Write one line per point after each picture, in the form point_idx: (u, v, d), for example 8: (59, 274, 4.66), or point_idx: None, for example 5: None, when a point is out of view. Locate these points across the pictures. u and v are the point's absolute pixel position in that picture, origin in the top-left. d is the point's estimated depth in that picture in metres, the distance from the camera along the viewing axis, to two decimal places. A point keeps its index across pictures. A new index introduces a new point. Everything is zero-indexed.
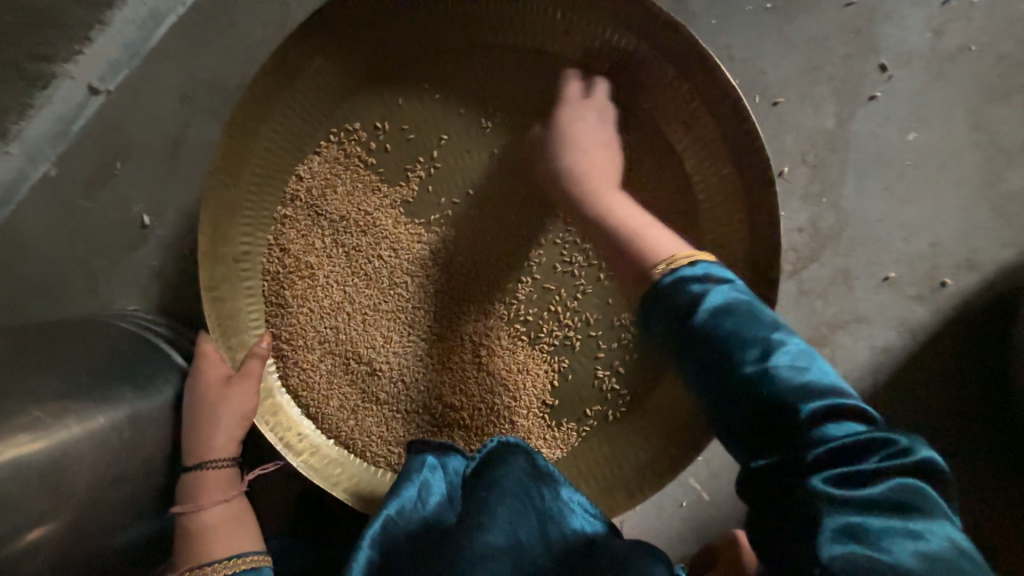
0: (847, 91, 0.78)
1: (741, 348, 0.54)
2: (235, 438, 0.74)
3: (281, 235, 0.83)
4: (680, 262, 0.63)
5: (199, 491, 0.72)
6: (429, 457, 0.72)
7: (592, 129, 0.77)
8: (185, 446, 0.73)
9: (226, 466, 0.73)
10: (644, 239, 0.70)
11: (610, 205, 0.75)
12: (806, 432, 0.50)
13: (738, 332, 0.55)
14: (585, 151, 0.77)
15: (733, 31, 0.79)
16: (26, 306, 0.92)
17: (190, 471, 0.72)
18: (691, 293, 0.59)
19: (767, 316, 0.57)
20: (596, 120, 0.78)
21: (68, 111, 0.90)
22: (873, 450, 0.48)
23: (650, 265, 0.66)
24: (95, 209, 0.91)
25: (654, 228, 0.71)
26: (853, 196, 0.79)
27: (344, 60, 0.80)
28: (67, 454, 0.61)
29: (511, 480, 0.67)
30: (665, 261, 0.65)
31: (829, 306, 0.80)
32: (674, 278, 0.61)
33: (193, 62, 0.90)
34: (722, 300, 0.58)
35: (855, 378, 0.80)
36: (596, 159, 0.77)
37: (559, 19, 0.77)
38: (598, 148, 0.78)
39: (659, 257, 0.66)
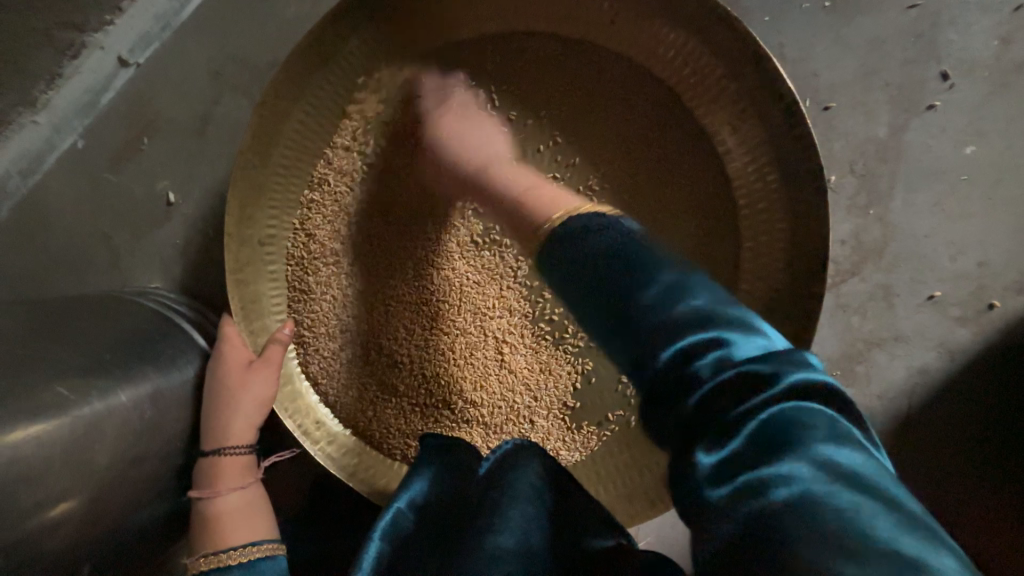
0: (904, 99, 0.74)
1: (636, 284, 0.49)
2: (255, 426, 0.74)
3: (307, 220, 0.81)
4: (574, 215, 0.59)
5: (215, 477, 0.71)
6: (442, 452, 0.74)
7: (473, 125, 0.78)
8: (203, 430, 0.72)
9: (244, 453, 0.73)
10: (538, 199, 0.65)
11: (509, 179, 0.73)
12: (685, 379, 0.42)
13: (617, 273, 0.50)
14: (464, 142, 0.77)
15: (787, 30, 0.75)
16: (49, 278, 0.92)
17: (207, 456, 0.72)
18: (587, 232, 0.55)
19: (652, 256, 0.51)
20: (478, 112, 0.79)
21: (97, 83, 0.89)
22: (742, 385, 0.40)
23: (540, 220, 0.61)
24: (120, 184, 0.91)
25: (550, 188, 0.68)
26: (901, 209, 0.76)
27: (379, 43, 0.78)
28: (82, 434, 0.59)
29: (528, 483, 0.65)
30: (552, 215, 0.60)
31: (867, 323, 0.77)
32: (578, 222, 0.57)
33: (224, 37, 0.88)
34: (609, 244, 0.53)
35: (888, 398, 0.78)
36: (492, 155, 0.77)
37: (606, 10, 0.74)
38: (488, 142, 0.78)
39: (549, 214, 0.61)
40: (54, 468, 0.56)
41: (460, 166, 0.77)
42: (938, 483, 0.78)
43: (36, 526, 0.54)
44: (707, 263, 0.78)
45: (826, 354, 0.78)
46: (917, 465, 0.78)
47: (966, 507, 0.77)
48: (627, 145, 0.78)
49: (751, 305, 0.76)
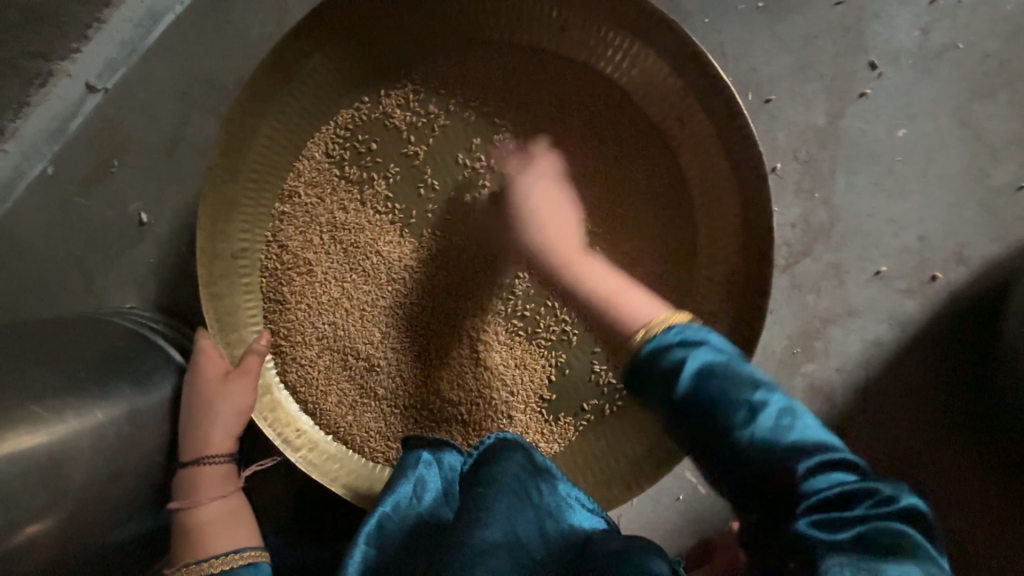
0: (837, 88, 0.80)
1: (754, 411, 0.56)
2: (233, 436, 0.75)
3: (279, 231, 0.83)
4: (660, 326, 0.64)
5: (195, 487, 0.72)
6: (424, 454, 0.74)
7: (542, 197, 0.80)
8: (182, 442, 0.74)
9: (223, 462, 0.74)
10: (627, 306, 0.70)
11: (587, 274, 0.76)
12: (801, 478, 0.53)
13: (733, 394, 0.57)
14: (537, 215, 0.79)
15: (726, 29, 0.80)
16: (23, 304, 0.92)
17: (187, 467, 0.73)
18: (675, 366, 0.60)
19: (747, 373, 0.59)
20: (537, 178, 0.81)
21: (64, 109, 0.90)
22: (861, 496, 0.51)
23: (632, 329, 0.66)
24: (92, 207, 0.92)
25: (632, 292, 0.72)
26: (844, 191, 0.80)
27: (341, 58, 0.81)
28: (30, 465, 0.58)
29: (510, 474, 0.67)
30: (645, 325, 0.65)
31: (822, 300, 0.81)
32: (665, 338, 0.62)
33: (191, 60, 0.90)
34: (703, 365, 0.59)
35: (847, 371, 0.82)
36: (561, 234, 0.79)
37: (555, 18, 0.78)
38: (553, 210, 0.80)
39: (639, 322, 0.66)
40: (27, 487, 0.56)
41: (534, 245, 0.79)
42: (901, 450, 0.81)
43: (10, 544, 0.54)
44: (667, 252, 0.81)
45: (785, 333, 0.82)
46: (880, 432, 0.81)
47: (928, 472, 0.81)
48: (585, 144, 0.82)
49: (712, 290, 0.80)
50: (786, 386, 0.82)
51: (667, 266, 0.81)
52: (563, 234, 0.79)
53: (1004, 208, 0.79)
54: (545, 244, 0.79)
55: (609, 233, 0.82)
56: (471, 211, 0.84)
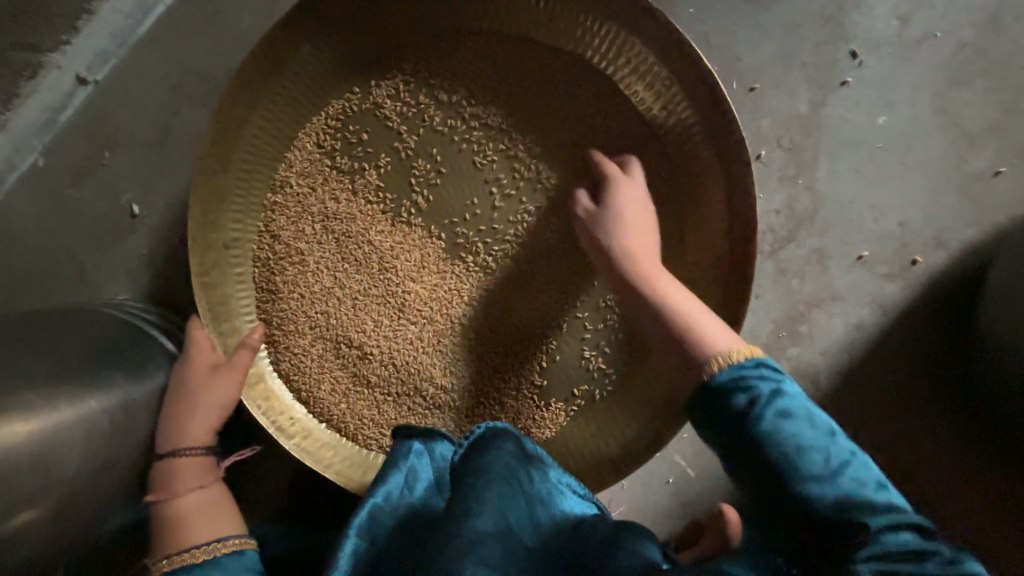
0: (819, 77, 0.81)
1: (823, 459, 0.54)
2: (212, 428, 0.76)
3: (271, 221, 0.84)
4: (732, 358, 0.60)
5: (173, 478, 0.72)
6: (415, 444, 0.73)
7: (633, 207, 0.77)
8: (162, 432, 0.74)
9: (201, 453, 0.74)
10: (700, 331, 0.65)
11: (661, 285, 0.72)
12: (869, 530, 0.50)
13: (802, 438, 0.56)
14: (621, 223, 0.77)
15: (710, 20, 0.82)
16: (14, 297, 0.92)
17: (165, 458, 0.73)
18: (749, 402, 0.57)
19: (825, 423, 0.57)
20: (636, 191, 0.78)
21: (55, 102, 0.90)
22: (925, 553, 0.49)
23: (703, 356, 0.63)
24: (84, 199, 0.92)
25: (706, 316, 0.68)
26: (826, 178, 0.82)
27: (332, 49, 0.81)
28: (17, 452, 0.57)
29: (500, 464, 0.68)
30: (718, 354, 0.61)
31: (806, 285, 0.83)
32: (739, 374, 0.59)
33: (182, 52, 0.91)
34: (782, 408, 0.57)
35: (831, 354, 0.83)
36: (640, 245, 0.76)
37: (543, 9, 0.79)
38: (643, 225, 0.78)
39: (710, 348, 0.63)
40: (20, 470, 0.57)
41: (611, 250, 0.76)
42: (884, 431, 0.83)
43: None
44: None
45: (770, 318, 0.84)
46: (864, 414, 0.83)
47: (911, 452, 0.83)
48: (575, 135, 0.83)
49: (698, 275, 0.81)
50: None
51: None
52: (637, 239, 0.77)
53: (981, 193, 0.81)
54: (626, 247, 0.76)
55: None
56: (462, 200, 0.85)
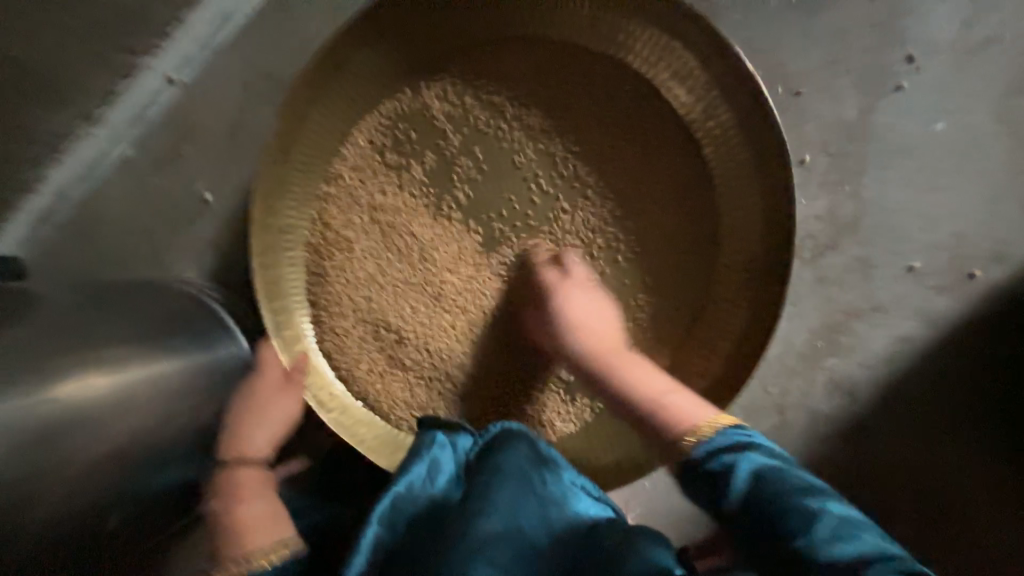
0: (869, 82, 0.80)
1: (805, 520, 0.53)
2: (272, 440, 0.84)
3: (324, 211, 0.91)
4: (704, 433, 0.64)
5: (235, 487, 0.78)
6: (438, 435, 0.74)
7: (582, 303, 0.82)
8: (224, 443, 0.82)
9: (260, 465, 0.82)
10: (673, 408, 0.69)
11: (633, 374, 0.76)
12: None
13: (778, 499, 0.55)
14: (575, 324, 0.81)
15: (756, 25, 0.81)
16: (101, 270, 1.04)
17: (227, 468, 0.80)
18: (726, 474, 0.59)
19: (800, 480, 0.56)
20: (580, 284, 0.84)
21: (145, 100, 1.02)
22: None
23: (676, 435, 0.66)
24: (162, 186, 1.03)
25: (683, 392, 0.71)
26: (873, 185, 0.80)
27: (386, 51, 0.86)
28: (95, 403, 0.65)
29: (514, 467, 0.69)
30: (688, 432, 0.65)
31: (847, 294, 0.82)
32: (713, 448, 0.62)
33: (254, 55, 1.00)
34: (755, 470, 0.58)
35: (871, 366, 0.82)
36: (603, 332, 0.82)
37: (587, 13, 0.82)
38: (595, 314, 0.83)
39: (685, 426, 0.66)
40: (102, 416, 0.65)
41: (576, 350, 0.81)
42: (924, 447, 0.82)
43: (82, 467, 0.62)
44: (691, 238, 0.84)
45: (808, 326, 0.82)
46: (904, 429, 0.82)
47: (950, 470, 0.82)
48: (613, 137, 0.85)
49: (731, 279, 0.82)
50: (807, 379, 0.83)
51: (690, 254, 0.84)
52: (599, 330, 0.82)
53: None
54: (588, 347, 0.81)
55: (629, 222, 0.86)
56: (500, 195, 0.88)
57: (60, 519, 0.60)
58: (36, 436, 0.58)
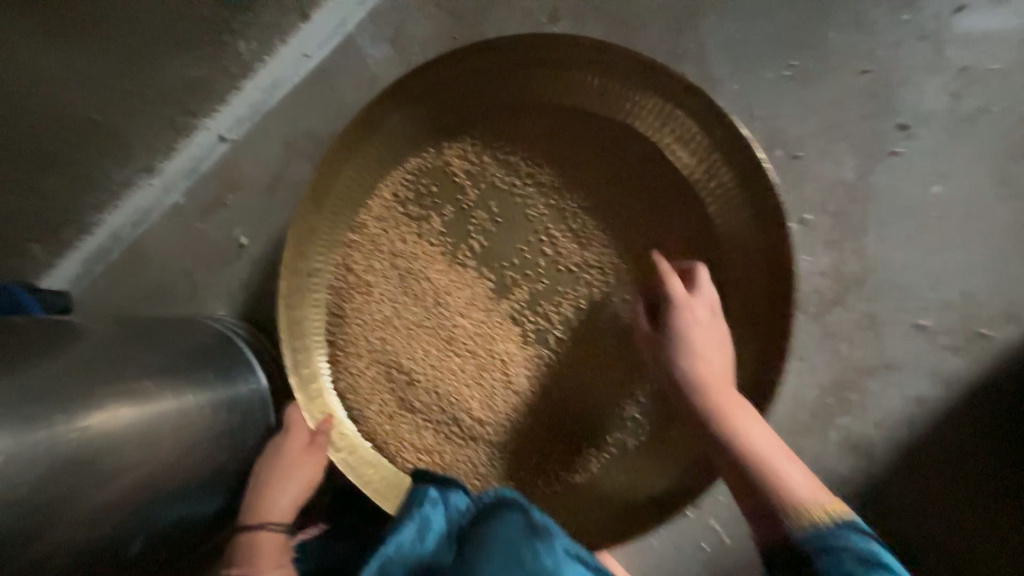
0: (866, 147, 0.84)
1: None
2: (296, 502, 0.84)
3: (348, 256, 0.97)
4: (820, 518, 0.61)
5: (252, 555, 0.78)
6: (432, 491, 0.79)
7: (700, 331, 0.77)
8: (251, 505, 0.82)
9: (280, 531, 0.81)
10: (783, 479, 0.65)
11: (745, 424, 0.71)
12: None
13: None
14: (691, 351, 0.77)
15: (754, 94, 0.88)
16: (145, 305, 1.13)
17: (248, 533, 0.80)
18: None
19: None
20: (706, 309, 0.79)
21: (200, 155, 1.14)
22: None
23: (788, 506, 0.63)
24: (205, 230, 1.12)
25: (791, 461, 0.67)
26: (876, 243, 0.82)
27: (413, 116, 0.96)
28: (121, 433, 0.67)
29: (498, 538, 0.69)
30: (804, 510, 0.62)
31: (857, 350, 0.82)
32: (836, 544, 0.58)
33: (297, 118, 1.12)
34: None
35: (888, 427, 0.81)
36: (717, 368, 0.76)
37: (595, 85, 0.90)
38: (712, 345, 0.77)
39: (799, 503, 0.63)
40: (125, 445, 0.68)
41: (687, 377, 0.76)
42: (943, 511, 0.81)
43: (101, 494, 0.65)
44: None
45: (818, 382, 0.82)
46: (922, 493, 0.81)
47: (971, 538, 0.80)
48: (620, 195, 0.91)
49: (736, 333, 0.84)
50: (820, 438, 0.83)
51: None
52: (711, 363, 0.76)
53: None
54: (699, 377, 0.75)
55: (635, 275, 0.89)
56: (513, 246, 0.94)
57: (58, 549, 0.61)
58: (63, 465, 0.60)
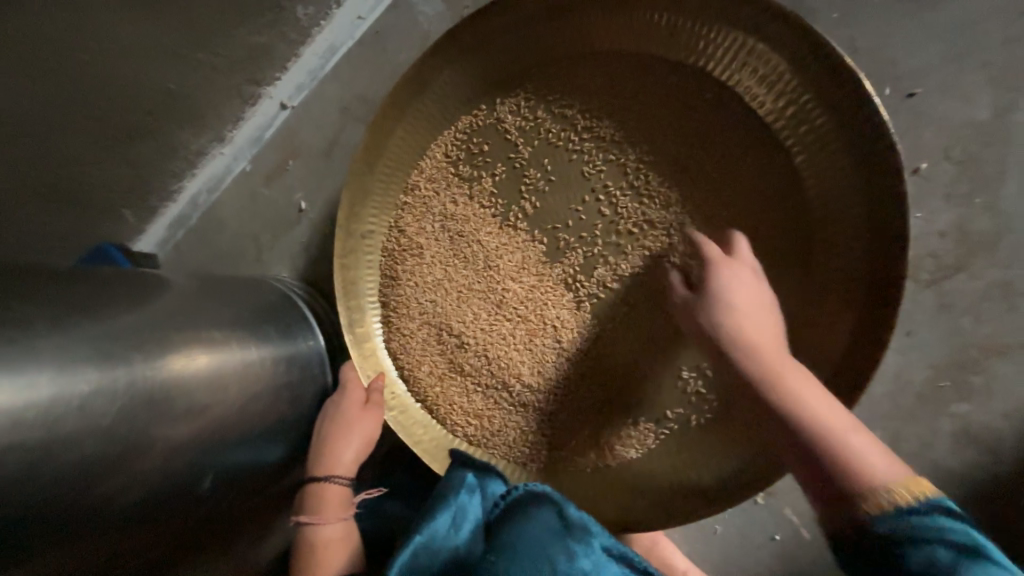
0: (1008, 79, 0.72)
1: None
2: (358, 457, 0.84)
3: (400, 218, 0.96)
4: (901, 500, 0.54)
5: (317, 506, 0.80)
6: (469, 477, 0.76)
7: (742, 287, 0.70)
8: (315, 457, 0.83)
9: (343, 483, 0.81)
10: (853, 456, 0.58)
11: (807, 395, 0.63)
12: None
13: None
14: (736, 316, 0.69)
15: (860, 23, 0.76)
16: (219, 268, 1.20)
17: (315, 482, 0.81)
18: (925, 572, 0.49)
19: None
20: (745, 269, 0.72)
21: (264, 123, 1.18)
22: None
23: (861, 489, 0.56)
24: (270, 196, 1.17)
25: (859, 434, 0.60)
26: (1015, 197, 0.72)
27: (465, 70, 0.91)
28: (196, 376, 0.70)
29: (533, 538, 0.66)
30: (880, 492, 0.55)
31: (981, 325, 0.73)
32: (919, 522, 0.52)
33: (352, 82, 1.12)
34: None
35: (1018, 418, 0.72)
36: (766, 330, 0.69)
37: (665, 23, 0.80)
38: (755, 306, 0.70)
39: (870, 481, 0.56)
40: (199, 387, 0.70)
41: (734, 344, 0.68)
42: None
43: (176, 434, 0.67)
44: (777, 252, 0.77)
45: (928, 361, 0.74)
46: None
47: None
48: (691, 148, 0.82)
49: (826, 302, 0.74)
50: (926, 426, 0.75)
51: (775, 272, 0.77)
52: (759, 329, 0.69)
53: None
54: (750, 344, 0.68)
55: (705, 236, 0.81)
56: (570, 206, 0.88)
57: (133, 484, 0.62)
58: (147, 405, 0.63)
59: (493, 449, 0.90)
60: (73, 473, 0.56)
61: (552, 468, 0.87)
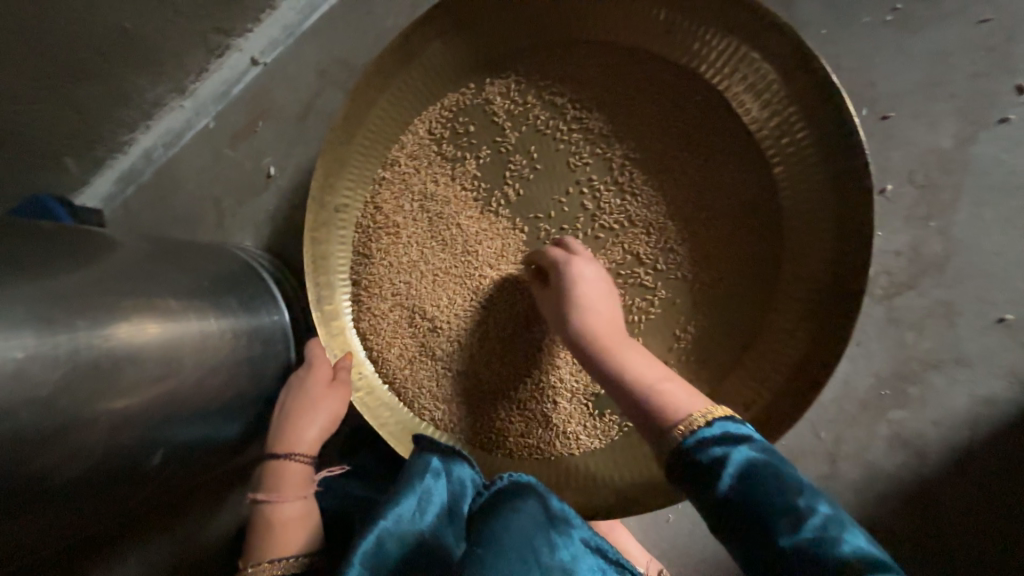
0: (973, 112, 0.77)
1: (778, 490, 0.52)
2: (321, 436, 0.81)
3: (377, 194, 0.93)
4: (696, 422, 0.58)
5: (278, 484, 0.77)
6: (435, 461, 0.75)
7: (588, 280, 0.76)
8: (275, 435, 0.80)
9: (306, 463, 0.79)
10: (665, 398, 0.62)
11: (630, 359, 0.68)
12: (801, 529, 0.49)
13: (769, 491, 0.52)
14: (576, 301, 0.74)
15: (844, 41, 0.80)
16: (173, 231, 1.12)
17: (275, 460, 0.78)
18: (715, 466, 0.54)
19: (795, 481, 0.53)
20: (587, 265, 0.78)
21: (231, 77, 1.09)
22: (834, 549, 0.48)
23: (667, 424, 0.60)
24: (235, 158, 1.09)
25: (675, 381, 0.65)
26: (966, 224, 0.77)
27: (456, 44, 0.88)
28: (147, 346, 0.65)
29: (516, 531, 0.65)
30: (681, 420, 0.59)
31: (923, 340, 0.79)
32: (705, 436, 0.56)
33: (332, 43, 1.06)
34: (745, 467, 0.53)
35: (946, 427, 0.79)
36: (602, 311, 0.74)
37: (662, 19, 0.80)
38: (598, 296, 0.75)
39: (675, 415, 0.60)
40: (151, 357, 0.66)
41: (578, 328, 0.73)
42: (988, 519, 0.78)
43: (125, 406, 0.62)
44: (748, 258, 0.80)
45: (873, 370, 0.80)
46: (971, 497, 0.79)
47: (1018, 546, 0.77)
48: (677, 148, 0.83)
49: (790, 310, 0.78)
50: (866, 430, 0.81)
51: (745, 277, 0.80)
52: (601, 311, 0.74)
53: None
54: (589, 327, 0.72)
55: (683, 237, 0.82)
56: (554, 196, 0.87)
57: (75, 459, 0.58)
58: (90, 377, 0.58)
59: (461, 435, 0.90)
60: (2, 448, 0.51)
61: (518, 456, 0.88)
